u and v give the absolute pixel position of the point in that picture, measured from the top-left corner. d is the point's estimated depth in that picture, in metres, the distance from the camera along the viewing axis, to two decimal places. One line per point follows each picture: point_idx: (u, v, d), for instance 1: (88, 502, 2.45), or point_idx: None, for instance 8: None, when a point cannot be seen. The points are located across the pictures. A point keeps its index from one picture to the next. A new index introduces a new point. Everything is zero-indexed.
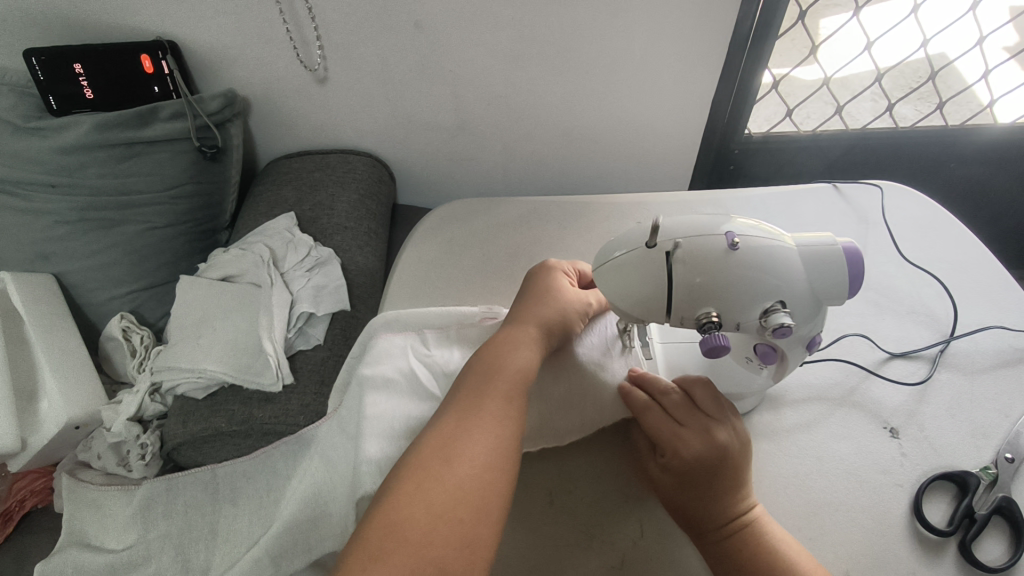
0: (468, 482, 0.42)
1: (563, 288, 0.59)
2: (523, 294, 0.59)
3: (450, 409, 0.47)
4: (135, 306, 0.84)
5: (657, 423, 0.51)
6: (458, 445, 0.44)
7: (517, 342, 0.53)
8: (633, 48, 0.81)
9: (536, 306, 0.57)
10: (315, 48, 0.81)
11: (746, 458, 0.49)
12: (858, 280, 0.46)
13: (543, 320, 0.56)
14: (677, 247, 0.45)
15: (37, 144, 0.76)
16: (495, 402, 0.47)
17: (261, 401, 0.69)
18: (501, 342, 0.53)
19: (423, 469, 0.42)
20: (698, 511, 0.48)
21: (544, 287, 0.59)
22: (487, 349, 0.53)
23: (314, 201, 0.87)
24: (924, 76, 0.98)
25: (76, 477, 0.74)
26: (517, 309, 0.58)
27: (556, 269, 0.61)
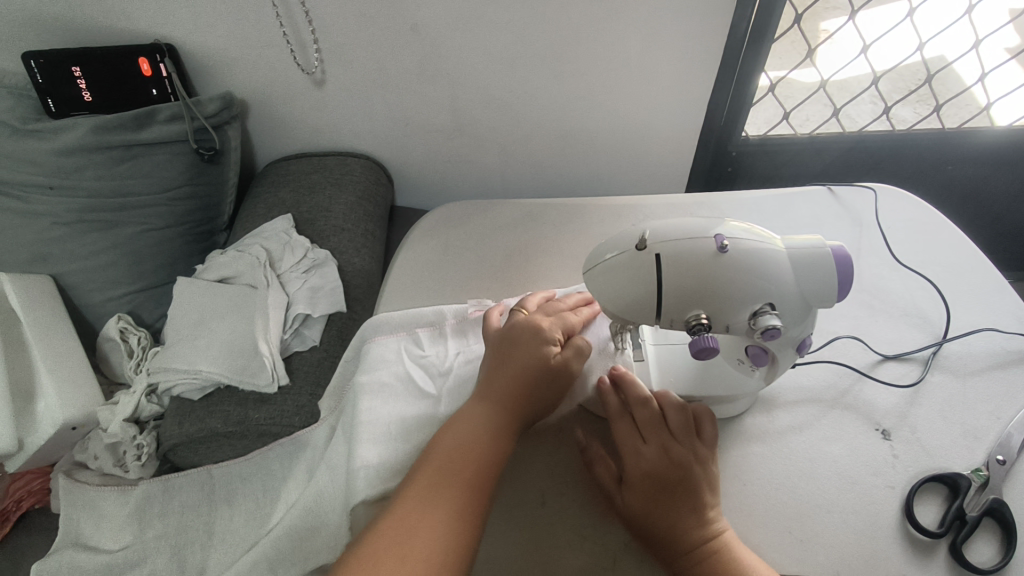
0: (431, 565, 0.40)
1: (548, 344, 0.53)
2: (499, 346, 0.54)
3: (408, 493, 0.45)
4: (133, 307, 0.84)
5: (622, 434, 0.53)
6: (414, 543, 0.41)
7: (484, 420, 0.49)
8: (630, 51, 0.82)
9: (510, 369, 0.52)
10: (313, 51, 0.82)
11: (710, 476, 0.50)
12: (848, 283, 0.47)
13: (518, 388, 0.51)
14: (662, 251, 0.46)
15: (35, 146, 0.77)
16: (456, 492, 0.44)
17: (257, 401, 0.69)
18: (467, 418, 0.50)
19: (382, 554, 0.41)
20: (665, 532, 0.47)
21: (525, 344, 0.53)
22: (452, 427, 0.49)
23: (311, 203, 0.87)
24: (921, 79, 0.98)
25: (73, 477, 0.74)
26: (491, 367, 0.53)
27: (541, 321, 0.55)
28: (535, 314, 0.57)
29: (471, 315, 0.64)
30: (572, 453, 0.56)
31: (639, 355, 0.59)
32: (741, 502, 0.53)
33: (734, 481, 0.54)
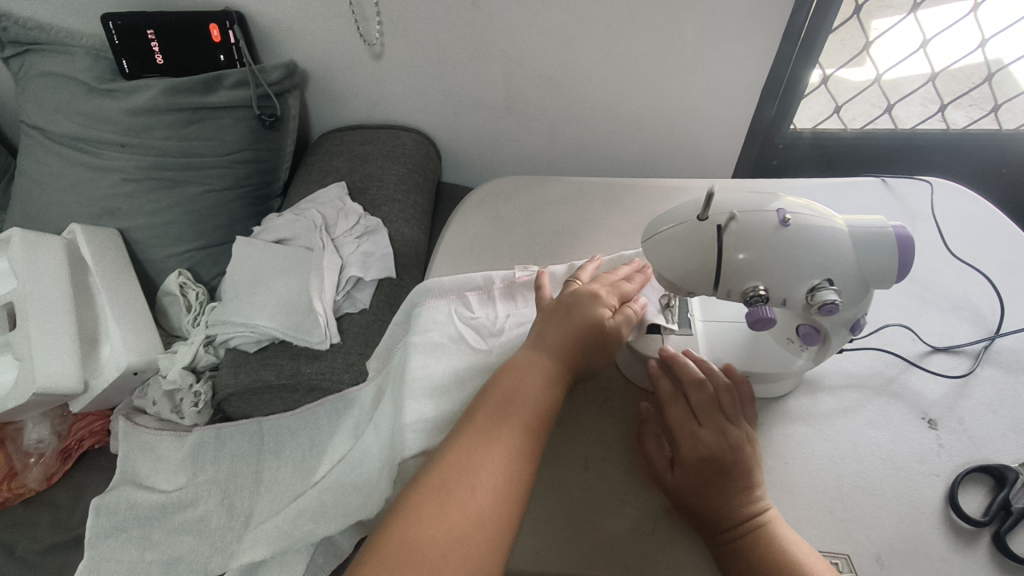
0: (495, 490, 0.42)
1: (604, 307, 0.55)
2: (558, 308, 0.56)
3: (468, 429, 0.46)
4: (192, 263, 0.88)
5: (677, 420, 0.52)
6: (478, 466, 0.43)
7: (542, 368, 0.51)
8: (686, 35, 0.82)
9: (568, 327, 0.53)
10: (374, 23, 0.84)
11: (756, 461, 0.50)
12: (909, 263, 0.47)
13: (576, 345, 0.53)
14: (728, 223, 0.46)
15: (111, 105, 0.81)
16: (517, 430, 0.46)
17: (309, 357, 0.72)
18: (523, 365, 0.51)
19: (451, 472, 0.43)
20: (711, 510, 0.48)
21: (584, 307, 0.55)
22: (509, 372, 0.51)
23: (364, 172, 0.90)
24: (978, 80, 0.97)
25: (133, 420, 0.78)
26: (548, 325, 0.55)
27: (598, 288, 0.57)
28: (591, 283, 0.59)
29: (519, 280, 0.66)
30: (617, 426, 0.57)
31: (686, 329, 0.59)
32: (783, 479, 0.54)
33: (776, 459, 0.55)
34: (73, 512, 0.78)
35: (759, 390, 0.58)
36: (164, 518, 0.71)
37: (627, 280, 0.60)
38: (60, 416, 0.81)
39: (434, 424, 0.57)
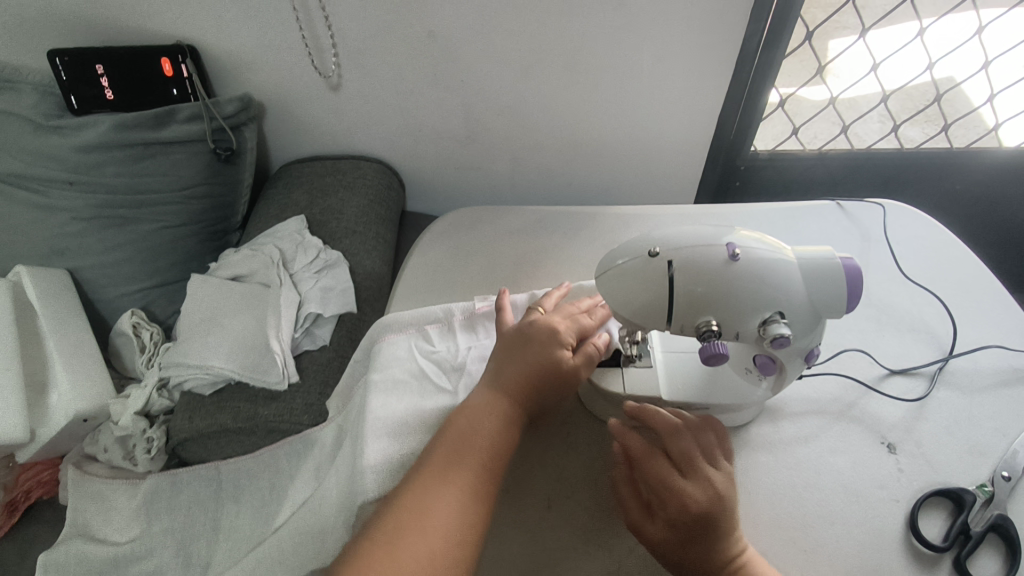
0: (451, 534, 0.42)
1: (561, 344, 0.54)
2: (515, 342, 0.55)
3: (425, 469, 0.46)
4: (145, 303, 0.85)
5: (653, 473, 0.49)
6: (433, 510, 0.43)
7: (498, 407, 0.50)
8: (642, 63, 0.83)
9: (525, 364, 0.52)
10: (330, 56, 0.83)
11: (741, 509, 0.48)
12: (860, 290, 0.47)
13: (533, 384, 0.52)
14: (677, 257, 0.46)
15: (57, 142, 0.78)
16: (473, 469, 0.46)
17: (267, 399, 0.70)
18: (479, 405, 0.50)
19: (409, 515, 0.43)
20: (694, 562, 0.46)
21: (542, 344, 0.54)
22: (465, 411, 0.50)
23: (324, 205, 0.89)
24: (930, 98, 1.00)
25: (82, 469, 0.75)
26: (505, 359, 0.54)
27: (557, 322, 0.56)
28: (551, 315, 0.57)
29: (479, 310, 0.65)
30: (581, 462, 0.57)
31: (647, 363, 0.58)
32: (747, 511, 0.53)
33: (741, 491, 0.54)
34: (19, 568, 0.74)
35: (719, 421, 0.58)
36: (116, 572, 0.68)
37: (588, 314, 0.59)
38: (7, 466, 0.77)
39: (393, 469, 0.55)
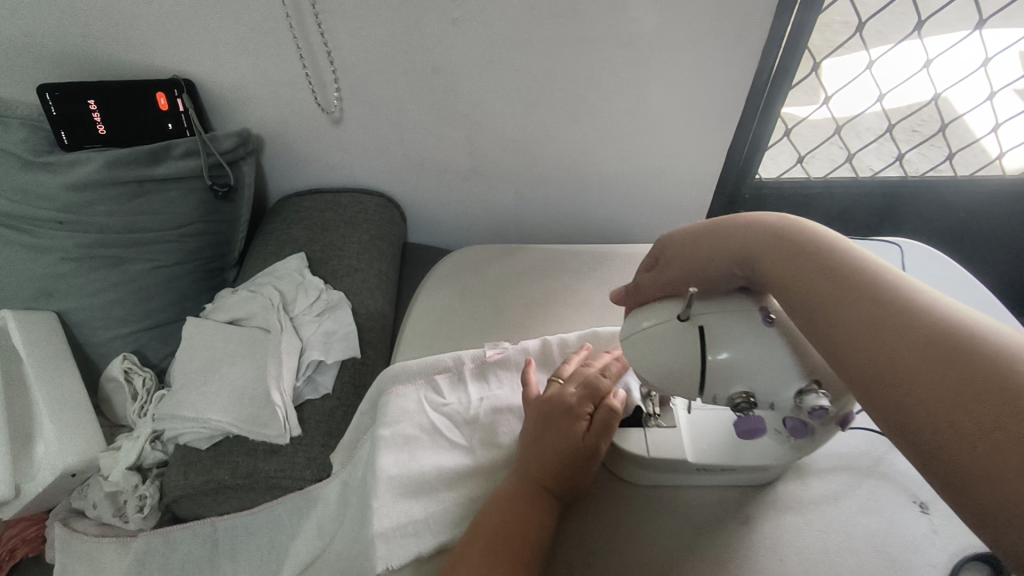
0: None
1: (579, 417, 0.52)
2: (535, 422, 0.54)
3: (457, 568, 0.44)
4: (137, 346, 0.82)
5: None
6: None
7: (526, 495, 0.48)
8: (652, 98, 0.81)
9: (544, 447, 0.51)
10: (332, 90, 0.81)
11: None
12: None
13: (557, 464, 0.50)
14: (707, 323, 0.45)
15: (46, 179, 0.74)
16: (505, 564, 0.44)
17: (267, 452, 0.67)
18: (509, 496, 0.49)
19: None
20: None
21: (560, 421, 0.52)
22: (495, 504, 0.49)
23: (325, 242, 0.86)
24: (934, 127, 0.98)
25: (70, 526, 0.72)
26: (527, 444, 0.52)
27: (570, 393, 0.54)
28: (565, 384, 0.56)
29: (489, 359, 0.63)
30: (602, 527, 0.54)
31: (671, 422, 0.55)
32: None
33: (771, 558, 0.51)
34: None
35: (742, 478, 0.56)
36: None
37: (604, 373, 0.57)
38: None
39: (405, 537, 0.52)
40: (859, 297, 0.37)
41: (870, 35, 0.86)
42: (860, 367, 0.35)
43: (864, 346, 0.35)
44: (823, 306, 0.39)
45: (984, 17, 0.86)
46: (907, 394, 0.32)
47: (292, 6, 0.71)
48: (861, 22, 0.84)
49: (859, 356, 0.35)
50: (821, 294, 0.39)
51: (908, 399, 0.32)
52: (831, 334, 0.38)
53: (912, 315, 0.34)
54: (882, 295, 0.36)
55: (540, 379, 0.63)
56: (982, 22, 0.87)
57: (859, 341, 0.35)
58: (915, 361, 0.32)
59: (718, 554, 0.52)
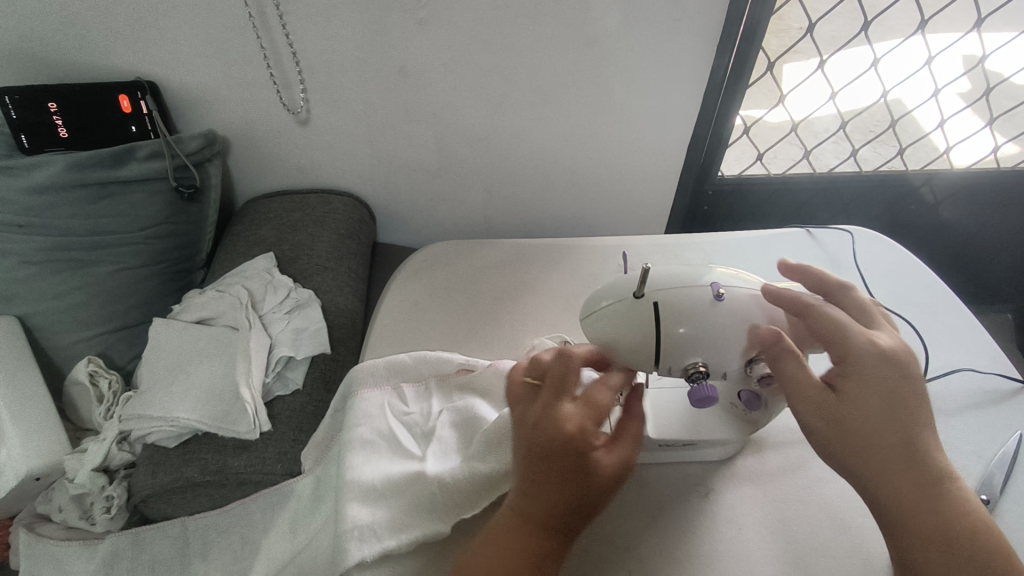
0: None
1: (568, 424, 0.43)
2: (542, 451, 0.43)
3: None
4: (103, 348, 0.81)
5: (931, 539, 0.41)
6: None
7: (520, 534, 0.43)
8: (613, 95, 0.84)
9: (558, 488, 0.43)
10: (298, 91, 0.82)
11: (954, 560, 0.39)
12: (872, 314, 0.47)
13: (554, 489, 0.43)
14: (661, 299, 0.46)
15: (5, 182, 0.74)
16: None
17: (237, 448, 0.67)
18: (502, 535, 0.44)
19: None
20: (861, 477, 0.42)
21: (550, 432, 0.43)
22: (487, 543, 0.44)
23: (293, 242, 0.86)
24: (885, 123, 1.03)
25: (35, 531, 0.71)
26: (535, 477, 0.43)
27: (583, 417, 0.44)
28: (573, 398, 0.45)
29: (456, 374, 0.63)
30: None
31: None
32: (736, 549, 0.52)
33: (730, 530, 0.53)
34: None
35: (703, 454, 0.58)
36: None
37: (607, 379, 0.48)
38: None
39: (378, 523, 0.53)
40: (906, 377, 0.42)
41: (820, 35, 0.89)
42: (882, 435, 0.40)
43: (895, 420, 0.40)
44: (865, 371, 0.42)
45: (926, 17, 0.90)
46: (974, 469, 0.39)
47: (254, 7, 0.72)
48: (810, 22, 0.87)
49: (880, 428, 0.40)
50: (871, 360, 0.42)
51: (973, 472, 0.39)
52: (864, 397, 0.41)
53: (928, 410, 0.42)
54: (915, 381, 0.42)
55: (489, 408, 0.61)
56: (921, 23, 0.90)
57: (891, 415, 0.40)
58: (926, 446, 0.41)
59: (678, 525, 0.54)
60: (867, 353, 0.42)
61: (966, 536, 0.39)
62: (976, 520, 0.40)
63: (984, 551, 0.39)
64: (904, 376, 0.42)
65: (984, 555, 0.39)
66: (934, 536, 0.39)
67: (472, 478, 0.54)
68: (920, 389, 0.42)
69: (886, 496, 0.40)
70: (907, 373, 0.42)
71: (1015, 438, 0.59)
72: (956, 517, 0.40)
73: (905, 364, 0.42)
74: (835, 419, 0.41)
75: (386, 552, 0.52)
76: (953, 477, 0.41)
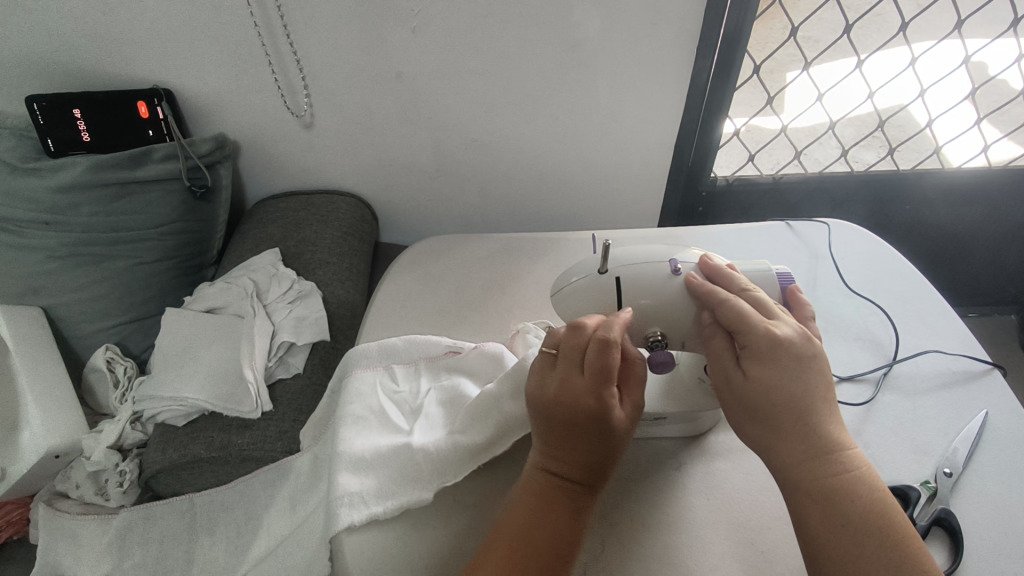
0: None
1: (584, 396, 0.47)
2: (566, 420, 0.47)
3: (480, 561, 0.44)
4: (120, 338, 0.87)
5: (851, 521, 0.41)
6: None
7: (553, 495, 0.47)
8: (599, 97, 0.88)
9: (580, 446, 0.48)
10: (302, 97, 0.87)
11: (863, 533, 0.41)
12: (803, 300, 0.53)
13: (587, 449, 0.47)
14: (623, 275, 0.53)
15: (32, 183, 0.80)
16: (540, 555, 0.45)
17: (241, 427, 0.71)
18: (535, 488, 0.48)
19: None
20: (778, 469, 0.44)
21: (570, 402, 0.47)
22: (521, 502, 0.47)
23: (298, 238, 0.91)
24: (872, 125, 1.04)
25: (54, 506, 0.77)
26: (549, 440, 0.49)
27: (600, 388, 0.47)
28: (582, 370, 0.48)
29: (445, 356, 0.67)
30: None
31: None
32: (706, 518, 0.55)
33: (701, 499, 0.56)
34: None
35: (676, 430, 0.61)
36: None
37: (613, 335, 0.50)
38: None
39: (366, 490, 0.56)
40: (804, 361, 0.45)
41: (803, 40, 0.91)
42: (777, 409, 0.44)
43: (788, 396, 0.44)
44: (764, 352, 0.45)
45: (905, 21, 0.91)
46: (848, 439, 0.44)
47: (261, 18, 0.78)
48: (793, 26, 0.89)
49: (773, 399, 0.44)
50: (770, 344, 0.45)
51: (849, 442, 0.44)
52: (758, 373, 0.45)
53: (824, 384, 0.45)
54: (816, 363, 0.45)
55: (472, 386, 0.64)
56: (903, 26, 0.91)
57: (785, 394, 0.44)
58: (819, 420, 0.44)
59: (650, 493, 0.57)
60: (767, 339, 0.45)
61: (848, 498, 0.42)
62: (863, 484, 0.43)
63: (864, 511, 0.41)
64: (803, 360, 0.45)
65: (865, 515, 0.41)
66: (819, 500, 0.42)
67: (454, 448, 0.57)
68: (821, 371, 0.45)
69: (777, 458, 0.44)
70: (806, 356, 0.45)
71: (980, 416, 0.61)
72: (842, 479, 0.42)
73: (804, 349, 0.45)
74: (737, 393, 0.46)
75: (372, 518, 0.55)
76: (844, 446, 0.44)
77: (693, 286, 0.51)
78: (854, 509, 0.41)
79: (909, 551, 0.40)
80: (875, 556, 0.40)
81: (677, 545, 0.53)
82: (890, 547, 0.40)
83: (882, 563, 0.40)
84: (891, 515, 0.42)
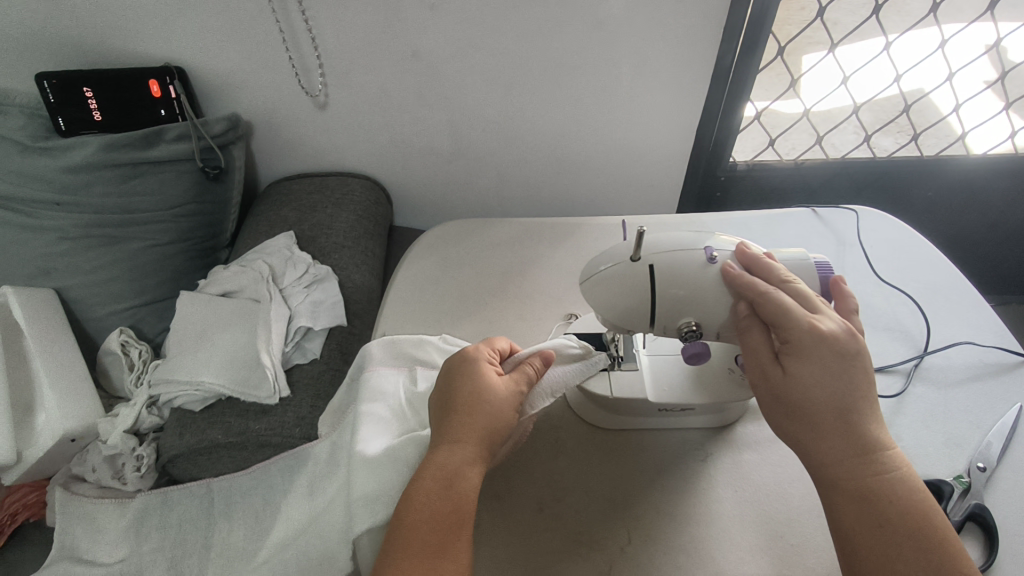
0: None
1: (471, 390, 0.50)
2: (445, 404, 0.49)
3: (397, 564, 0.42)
4: (134, 321, 0.86)
5: (887, 523, 0.40)
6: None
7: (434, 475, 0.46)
8: (620, 78, 0.86)
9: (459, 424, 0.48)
10: (317, 76, 0.85)
11: (902, 536, 0.40)
12: (847, 292, 0.51)
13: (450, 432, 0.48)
14: (657, 262, 0.51)
15: (44, 162, 0.78)
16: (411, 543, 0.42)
17: (257, 413, 0.71)
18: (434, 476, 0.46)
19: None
20: (815, 467, 0.43)
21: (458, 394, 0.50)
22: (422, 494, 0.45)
23: (313, 222, 0.89)
24: (898, 109, 1.01)
25: (70, 489, 0.76)
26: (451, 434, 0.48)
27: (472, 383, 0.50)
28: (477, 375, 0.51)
29: None
30: (570, 461, 0.58)
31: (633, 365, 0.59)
32: (734, 511, 0.54)
33: (729, 491, 0.55)
34: None
35: (701, 420, 0.60)
36: None
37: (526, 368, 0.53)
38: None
39: (388, 481, 0.55)
40: (848, 359, 0.43)
41: (829, 21, 0.88)
42: (816, 408, 0.43)
43: (829, 395, 0.42)
44: (806, 348, 0.44)
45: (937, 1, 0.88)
46: (888, 438, 0.43)
47: None
48: (821, 6, 0.86)
49: (813, 397, 0.43)
50: (813, 340, 0.44)
51: (889, 442, 0.43)
52: (798, 369, 0.43)
53: (867, 381, 0.43)
54: (860, 360, 0.43)
55: None
56: (936, 5, 0.88)
57: (826, 393, 0.42)
58: (859, 418, 0.42)
59: (678, 484, 0.56)
60: (810, 335, 0.44)
61: (887, 499, 0.41)
62: (902, 485, 0.41)
63: (904, 511, 0.40)
64: (846, 358, 0.43)
65: (904, 517, 0.40)
66: (856, 501, 0.41)
67: None
68: (864, 370, 0.43)
69: (815, 455, 0.43)
70: (848, 353, 0.43)
71: (1014, 409, 0.60)
72: (881, 479, 0.41)
73: (848, 346, 0.44)
74: (775, 388, 0.45)
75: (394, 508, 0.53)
76: (886, 446, 0.42)
77: (731, 276, 0.49)
78: (894, 510, 0.40)
79: (948, 555, 0.39)
80: (914, 559, 0.39)
81: (704, 538, 0.52)
82: (931, 549, 0.39)
83: (922, 564, 0.39)
84: (931, 516, 0.41)
